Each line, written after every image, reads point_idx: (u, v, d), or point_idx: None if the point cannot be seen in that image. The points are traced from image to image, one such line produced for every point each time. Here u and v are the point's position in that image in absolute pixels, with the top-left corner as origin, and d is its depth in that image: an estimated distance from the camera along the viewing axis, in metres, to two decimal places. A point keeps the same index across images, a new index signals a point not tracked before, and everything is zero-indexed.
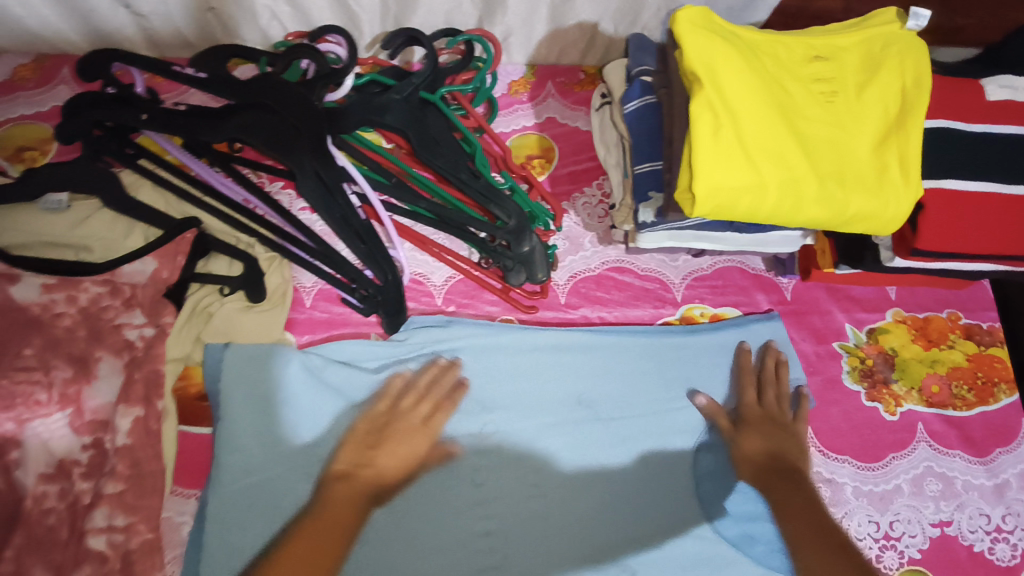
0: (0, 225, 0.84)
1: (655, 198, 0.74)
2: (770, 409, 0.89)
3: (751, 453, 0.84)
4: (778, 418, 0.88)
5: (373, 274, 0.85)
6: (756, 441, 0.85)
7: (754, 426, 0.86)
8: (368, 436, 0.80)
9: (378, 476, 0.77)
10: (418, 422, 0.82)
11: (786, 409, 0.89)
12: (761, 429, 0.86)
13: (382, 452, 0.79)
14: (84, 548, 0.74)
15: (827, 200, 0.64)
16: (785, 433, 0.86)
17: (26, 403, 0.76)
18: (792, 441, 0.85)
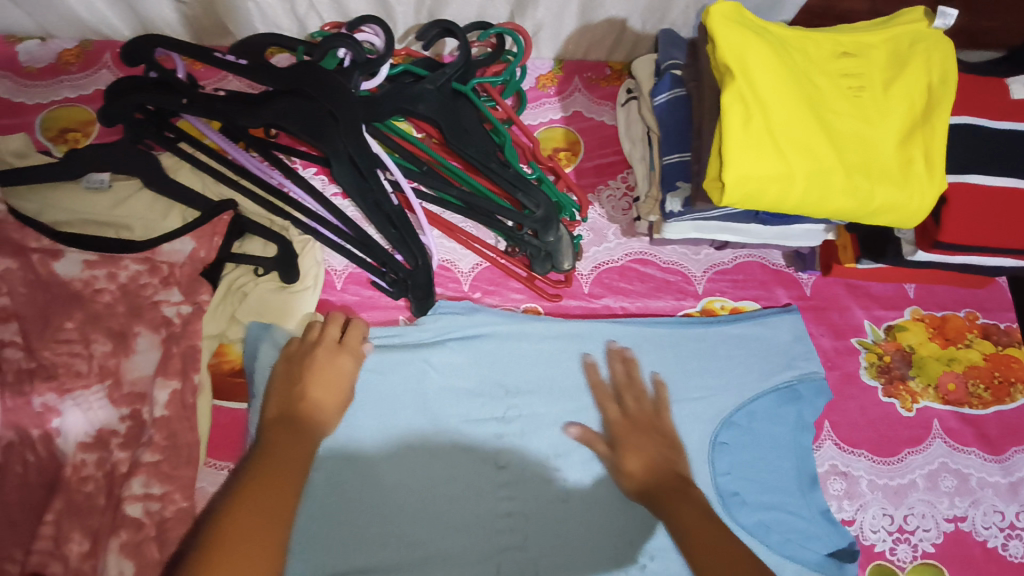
0: (46, 203, 0.87)
1: (682, 188, 0.77)
2: (642, 415, 0.87)
3: (634, 472, 0.80)
4: (645, 422, 0.86)
5: (403, 259, 0.88)
6: (637, 455, 0.81)
7: (628, 441, 0.83)
8: (289, 377, 0.78)
9: (314, 408, 0.76)
10: (334, 345, 0.82)
11: (647, 404, 0.88)
12: (636, 444, 0.83)
13: (311, 386, 0.77)
14: (121, 515, 0.76)
15: (853, 192, 0.65)
16: (654, 434, 0.84)
17: (67, 373, 0.80)
18: (672, 447, 0.83)
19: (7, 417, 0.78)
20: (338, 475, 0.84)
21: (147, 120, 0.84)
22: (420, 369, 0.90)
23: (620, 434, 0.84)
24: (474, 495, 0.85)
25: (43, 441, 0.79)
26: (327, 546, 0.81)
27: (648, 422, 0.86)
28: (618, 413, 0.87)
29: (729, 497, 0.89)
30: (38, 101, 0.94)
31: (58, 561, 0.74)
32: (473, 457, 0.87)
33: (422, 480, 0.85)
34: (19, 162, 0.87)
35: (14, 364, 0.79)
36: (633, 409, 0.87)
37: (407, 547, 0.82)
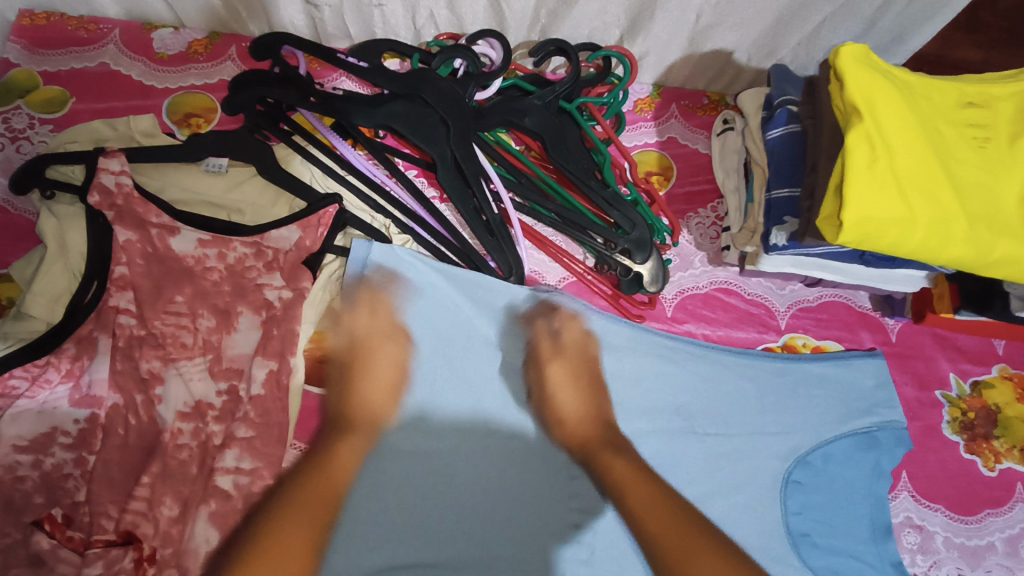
0: (166, 182, 0.91)
1: (790, 223, 0.78)
2: (570, 354, 0.94)
3: (564, 415, 0.90)
4: (578, 359, 0.94)
5: (496, 267, 0.95)
6: (565, 400, 0.91)
7: (552, 379, 0.92)
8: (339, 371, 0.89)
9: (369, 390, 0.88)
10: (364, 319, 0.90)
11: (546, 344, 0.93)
12: (565, 379, 0.92)
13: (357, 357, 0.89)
14: (212, 485, 0.79)
15: (974, 241, 0.65)
16: (581, 380, 0.93)
17: (174, 344, 0.85)
18: (597, 390, 0.92)
19: (114, 379, 0.83)
20: (416, 465, 0.85)
21: (267, 112, 0.91)
22: (506, 372, 0.91)
23: (549, 384, 0.91)
24: (547, 508, 0.86)
25: (146, 408, 0.83)
26: (396, 536, 0.82)
27: (579, 366, 0.93)
28: (549, 351, 0.93)
29: (800, 538, 0.87)
30: (166, 85, 1.01)
31: (149, 523, 0.78)
32: (548, 470, 0.87)
33: (495, 481, 0.86)
34: (147, 141, 0.93)
35: (127, 330, 0.84)
36: (549, 344, 0.94)
37: (475, 548, 0.83)
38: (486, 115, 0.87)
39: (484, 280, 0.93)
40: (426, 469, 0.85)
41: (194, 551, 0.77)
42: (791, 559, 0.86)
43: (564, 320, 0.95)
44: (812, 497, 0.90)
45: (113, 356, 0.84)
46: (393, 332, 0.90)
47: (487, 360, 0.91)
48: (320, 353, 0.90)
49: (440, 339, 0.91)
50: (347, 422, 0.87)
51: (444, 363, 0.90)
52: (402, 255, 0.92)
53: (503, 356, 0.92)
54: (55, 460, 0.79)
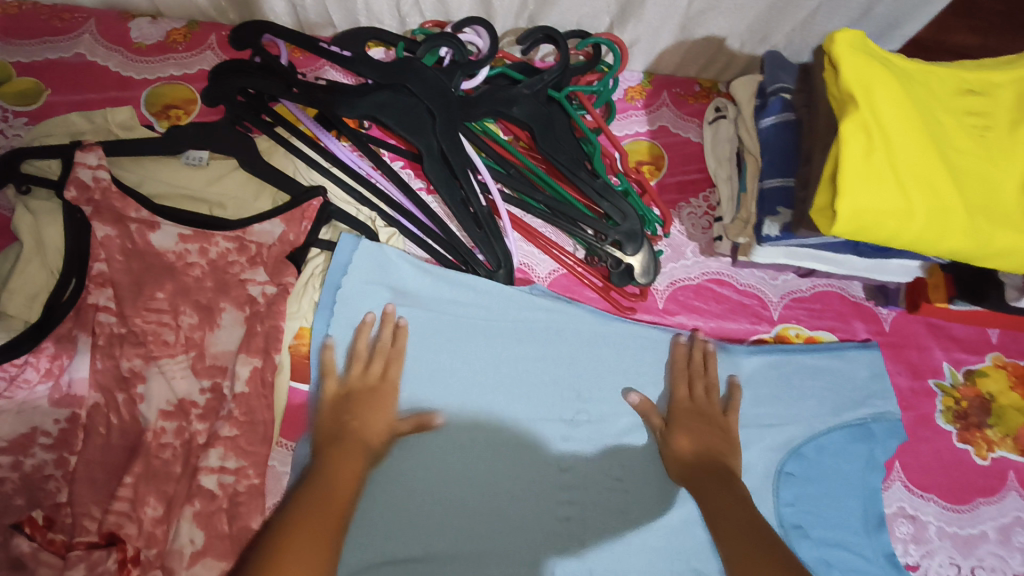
0: (147, 175, 0.90)
1: (783, 214, 0.76)
2: (711, 410, 0.88)
3: (685, 452, 0.83)
4: (708, 413, 0.88)
5: (484, 259, 0.92)
6: (683, 443, 0.84)
7: (682, 422, 0.86)
8: (338, 403, 0.81)
9: (362, 428, 0.79)
10: (374, 380, 0.83)
11: (716, 402, 0.89)
12: (689, 427, 0.85)
13: (357, 415, 0.79)
14: (196, 485, 0.78)
15: (974, 233, 0.63)
16: (714, 428, 0.86)
17: (155, 342, 0.83)
18: (728, 440, 0.85)
19: (95, 378, 0.81)
20: (405, 462, 0.84)
21: (248, 103, 0.89)
22: (498, 364, 0.90)
23: (679, 419, 0.87)
24: (538, 500, 0.86)
25: (127, 407, 0.81)
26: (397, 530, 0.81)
27: (710, 418, 0.87)
28: (685, 394, 0.89)
29: (792, 530, 0.88)
30: (145, 77, 0.98)
31: (133, 523, 0.76)
32: (539, 460, 0.87)
33: (487, 473, 0.85)
34: (125, 134, 0.91)
35: (107, 328, 0.82)
36: (700, 395, 0.89)
37: (466, 539, 0.82)
38: (474, 104, 0.83)
39: (474, 281, 0.91)
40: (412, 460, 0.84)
41: (178, 551, 0.76)
42: None
43: (554, 313, 0.93)
44: (802, 490, 0.90)
45: (93, 354, 0.82)
46: (389, 361, 0.85)
47: (478, 353, 0.90)
48: (328, 399, 0.82)
49: (427, 331, 0.90)
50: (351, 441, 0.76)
51: (434, 360, 0.89)
52: (392, 254, 0.91)
53: (497, 349, 0.91)
54: (35, 461, 0.78)
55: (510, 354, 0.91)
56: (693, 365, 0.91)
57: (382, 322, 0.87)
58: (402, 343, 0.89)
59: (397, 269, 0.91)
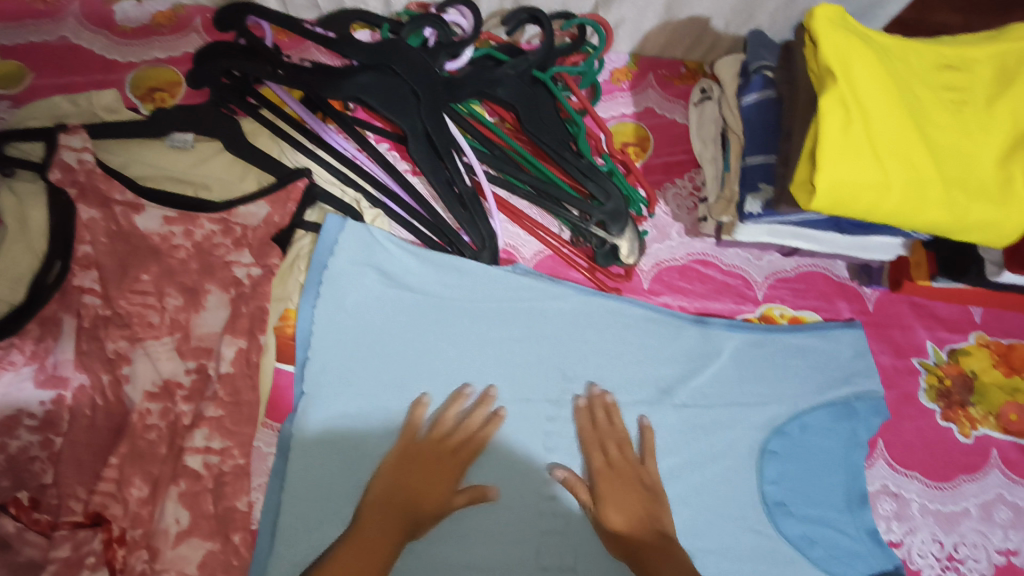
0: (132, 159, 0.89)
1: (764, 190, 0.77)
2: (628, 469, 0.85)
3: (620, 529, 0.80)
4: (627, 472, 0.84)
5: (470, 240, 0.92)
6: (614, 516, 0.80)
7: (605, 492, 0.82)
8: (401, 465, 0.80)
9: (417, 502, 0.78)
10: (448, 454, 0.82)
11: (631, 455, 0.86)
12: (616, 496, 0.82)
13: (419, 481, 0.79)
14: (182, 465, 0.78)
15: (950, 205, 0.64)
16: (633, 488, 0.83)
17: (140, 324, 0.83)
18: (656, 500, 0.83)
19: (80, 360, 0.81)
20: (391, 439, 0.84)
21: (234, 85, 0.90)
22: (484, 337, 0.90)
23: (599, 489, 0.83)
24: (523, 479, 0.85)
25: (112, 388, 0.81)
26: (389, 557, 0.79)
27: (629, 472, 0.84)
28: (601, 462, 0.85)
29: (774, 507, 0.88)
30: (129, 60, 0.98)
31: (118, 504, 0.76)
32: (523, 441, 0.87)
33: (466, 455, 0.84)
34: (109, 117, 0.90)
35: (92, 310, 0.82)
36: (613, 455, 0.85)
37: (450, 519, 0.82)
38: (458, 86, 0.83)
39: (460, 263, 0.91)
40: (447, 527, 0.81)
41: (164, 531, 0.76)
42: (763, 525, 0.87)
43: (539, 292, 0.93)
44: (786, 467, 0.90)
45: (77, 336, 0.82)
46: (472, 439, 0.84)
47: (464, 334, 0.90)
48: (398, 455, 0.81)
49: (412, 312, 0.90)
50: (400, 507, 0.77)
51: (419, 338, 0.89)
52: (378, 236, 0.90)
53: (485, 330, 0.91)
54: (20, 443, 0.78)
55: (498, 334, 0.91)
56: (601, 423, 0.88)
57: (476, 398, 0.87)
58: (387, 324, 0.89)
59: (381, 249, 0.91)
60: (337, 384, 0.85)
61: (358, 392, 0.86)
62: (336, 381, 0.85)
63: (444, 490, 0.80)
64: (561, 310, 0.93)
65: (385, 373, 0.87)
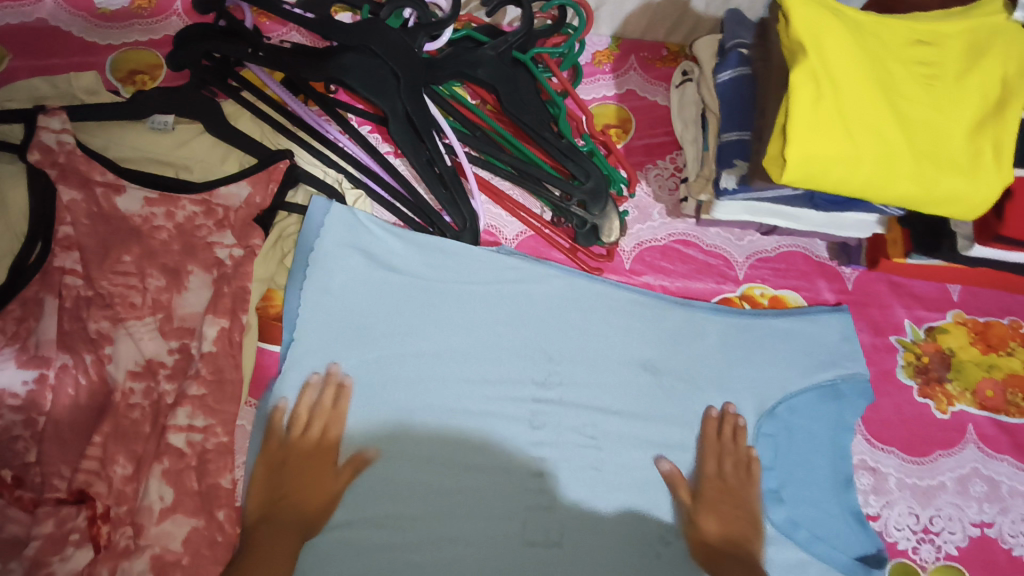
0: (113, 140, 0.90)
1: (739, 165, 0.77)
2: (738, 487, 0.88)
3: (712, 536, 0.84)
4: (735, 489, 0.87)
5: (451, 221, 0.92)
6: (710, 522, 0.85)
7: (709, 501, 0.86)
8: (269, 474, 0.80)
9: (297, 507, 0.79)
10: (312, 446, 0.82)
11: (744, 474, 0.88)
12: (718, 507, 0.86)
13: (288, 485, 0.80)
14: (165, 443, 0.79)
15: (919, 178, 0.65)
16: (739, 506, 0.86)
17: (123, 305, 0.83)
18: (754, 523, 0.86)
19: (61, 340, 0.81)
20: (380, 416, 0.84)
21: (213, 68, 0.88)
22: (472, 319, 0.90)
23: (707, 493, 0.86)
24: (506, 458, 0.85)
25: (95, 368, 0.81)
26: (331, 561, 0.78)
27: (735, 488, 0.87)
28: (711, 470, 0.88)
29: (765, 492, 0.88)
30: (109, 42, 0.98)
31: (103, 481, 0.77)
32: (507, 418, 0.87)
33: (449, 435, 0.85)
34: (90, 98, 0.90)
35: (74, 290, 0.83)
36: (728, 470, 0.88)
37: (436, 496, 0.82)
38: (438, 67, 0.83)
39: (444, 244, 0.92)
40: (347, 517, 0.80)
41: (148, 508, 0.77)
42: (754, 512, 0.87)
43: (523, 273, 0.93)
44: (774, 450, 0.91)
45: (59, 316, 0.81)
46: (328, 424, 0.83)
47: (450, 316, 0.90)
48: (270, 463, 0.81)
49: (397, 293, 0.89)
50: (284, 517, 0.78)
51: (403, 319, 0.89)
52: (361, 217, 0.91)
53: (471, 311, 0.91)
54: (2, 422, 0.77)
55: (484, 315, 0.91)
56: (726, 439, 0.90)
57: (323, 381, 0.85)
58: (373, 305, 0.88)
59: (367, 233, 0.91)
60: (323, 363, 0.85)
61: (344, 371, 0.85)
62: (318, 361, 0.85)
63: (314, 487, 0.80)
64: (550, 294, 0.92)
65: (370, 353, 0.87)
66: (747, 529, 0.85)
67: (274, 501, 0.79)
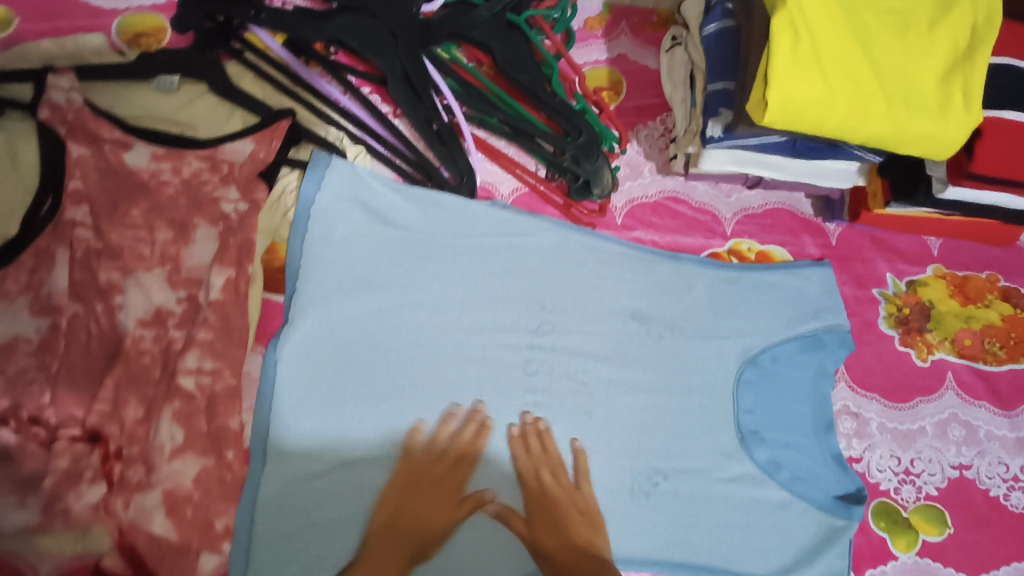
0: (120, 101, 0.92)
1: (725, 114, 0.81)
2: (561, 495, 0.86)
3: (553, 556, 0.82)
4: (551, 500, 0.85)
5: (449, 175, 0.96)
6: (550, 541, 0.83)
7: (543, 519, 0.84)
8: (400, 496, 0.83)
9: (415, 530, 0.82)
10: (445, 472, 0.85)
11: (555, 480, 0.87)
12: (549, 522, 0.84)
13: (410, 509, 0.83)
14: (175, 386, 0.82)
15: (891, 119, 0.68)
16: (574, 518, 0.85)
17: (131, 256, 0.86)
18: (592, 528, 0.85)
19: (73, 289, 0.84)
20: (387, 360, 0.88)
21: (217, 31, 0.93)
22: (468, 268, 0.93)
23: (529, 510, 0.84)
24: (502, 404, 0.89)
25: (105, 316, 0.84)
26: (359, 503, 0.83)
27: (562, 497, 0.86)
28: (536, 490, 0.86)
29: (749, 435, 0.92)
30: (115, 6, 1.00)
31: (115, 423, 0.80)
32: (503, 366, 0.90)
33: (456, 383, 0.89)
34: (97, 58, 0.95)
35: (84, 242, 0.85)
36: (549, 484, 0.86)
37: (434, 440, 0.86)
38: (435, 28, 0.88)
39: (439, 197, 0.94)
40: (460, 542, 0.82)
41: (160, 446, 0.79)
42: (738, 453, 0.91)
43: (517, 228, 0.96)
44: (758, 396, 0.94)
45: (71, 266, 0.84)
46: (468, 453, 0.86)
47: (447, 269, 0.93)
48: (390, 487, 0.83)
49: (396, 246, 0.93)
50: (401, 538, 0.81)
51: (402, 271, 0.92)
52: (361, 171, 0.93)
53: (467, 264, 0.93)
54: (18, 366, 0.80)
55: (480, 267, 0.94)
56: (533, 452, 0.87)
57: (466, 415, 0.88)
58: (372, 258, 0.92)
59: (366, 188, 0.94)
60: (325, 311, 0.88)
61: (349, 318, 0.89)
62: (320, 309, 0.88)
63: (450, 513, 0.83)
64: (543, 247, 0.96)
65: (373, 302, 0.90)
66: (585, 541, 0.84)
67: (392, 523, 0.82)
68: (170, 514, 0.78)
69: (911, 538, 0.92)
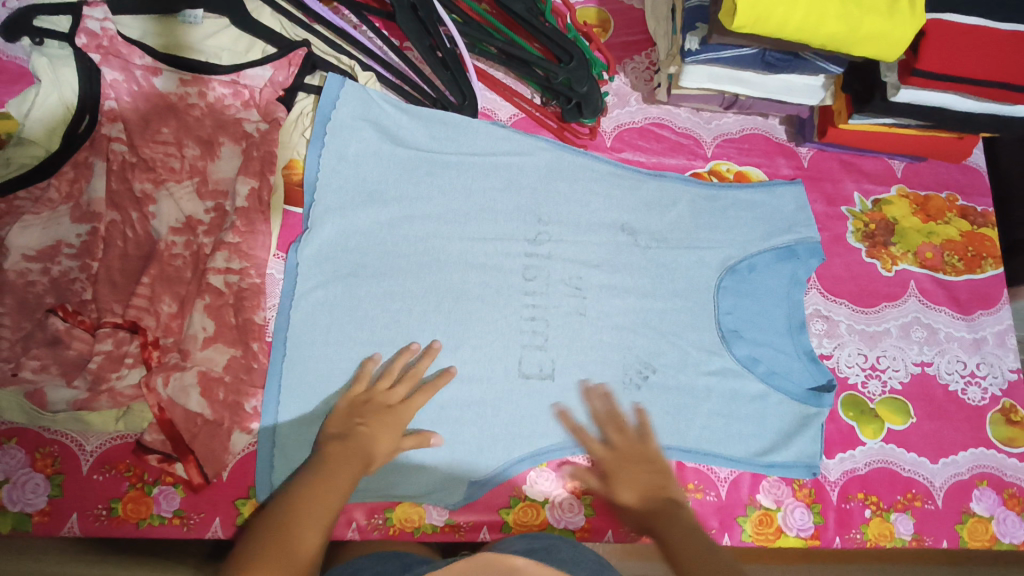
0: (148, 30, 0.98)
1: (701, 28, 0.91)
2: (630, 447, 0.90)
3: (631, 502, 0.86)
4: (630, 451, 0.90)
5: (452, 97, 1.05)
6: (628, 491, 0.86)
7: (620, 471, 0.88)
8: (355, 411, 0.85)
9: (367, 440, 0.83)
10: (395, 401, 0.87)
11: (629, 438, 0.91)
12: (625, 474, 0.88)
13: (365, 425, 0.84)
14: (206, 282, 0.90)
15: (845, 19, 0.77)
16: (644, 464, 0.88)
17: (164, 168, 0.94)
18: (662, 469, 0.88)
19: (110, 198, 0.92)
20: (400, 263, 0.96)
21: None
22: (470, 182, 1.02)
23: (607, 466, 0.89)
24: (504, 305, 0.97)
25: (141, 222, 0.92)
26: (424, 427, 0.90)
27: (635, 451, 0.90)
28: (602, 448, 0.91)
29: (729, 334, 1.01)
30: None
31: (151, 316, 0.87)
32: (504, 272, 0.98)
33: (462, 287, 0.97)
34: None
35: (120, 155, 0.93)
36: (617, 440, 0.91)
37: (443, 334, 0.94)
38: None
39: (445, 117, 1.04)
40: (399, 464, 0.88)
41: (193, 336, 0.87)
42: (721, 349, 1.00)
43: (516, 149, 1.05)
44: (739, 300, 1.03)
45: (108, 177, 0.92)
46: (417, 388, 0.89)
47: (452, 185, 1.01)
48: (349, 404, 0.86)
49: (406, 162, 1.01)
50: (357, 450, 0.82)
51: (411, 185, 1.00)
52: (370, 92, 1.02)
53: (471, 181, 1.02)
54: (62, 267, 0.88)
55: (483, 184, 1.02)
56: (598, 412, 0.94)
57: (420, 352, 0.92)
58: (382, 173, 1.00)
59: (377, 111, 1.03)
60: (339, 219, 0.97)
61: (362, 227, 0.97)
62: (335, 217, 0.97)
63: (385, 430, 0.85)
64: (540, 167, 1.04)
65: (384, 213, 0.98)
66: (661, 478, 0.87)
67: (344, 436, 0.83)
68: (204, 394, 0.86)
69: (877, 426, 1.01)
